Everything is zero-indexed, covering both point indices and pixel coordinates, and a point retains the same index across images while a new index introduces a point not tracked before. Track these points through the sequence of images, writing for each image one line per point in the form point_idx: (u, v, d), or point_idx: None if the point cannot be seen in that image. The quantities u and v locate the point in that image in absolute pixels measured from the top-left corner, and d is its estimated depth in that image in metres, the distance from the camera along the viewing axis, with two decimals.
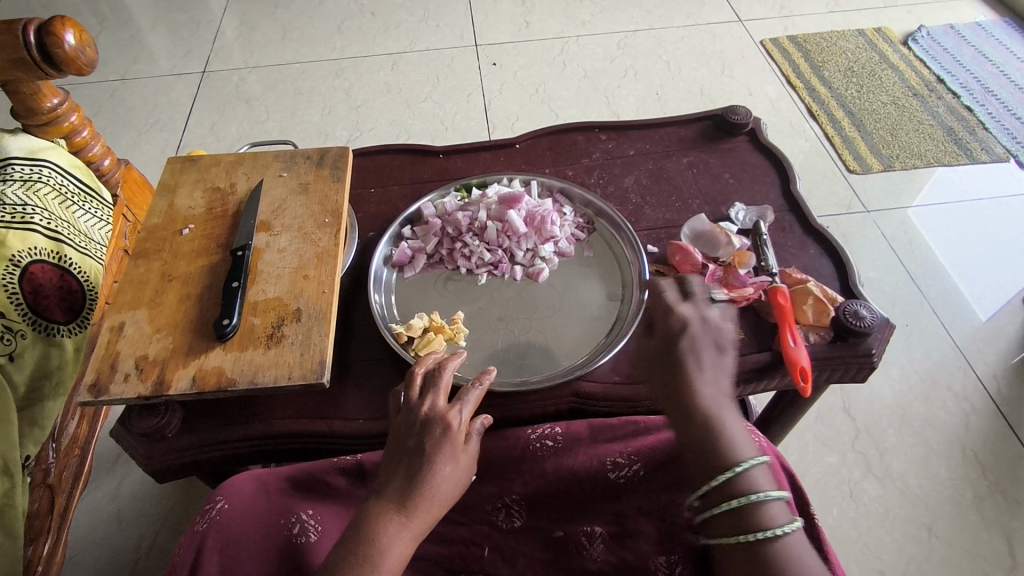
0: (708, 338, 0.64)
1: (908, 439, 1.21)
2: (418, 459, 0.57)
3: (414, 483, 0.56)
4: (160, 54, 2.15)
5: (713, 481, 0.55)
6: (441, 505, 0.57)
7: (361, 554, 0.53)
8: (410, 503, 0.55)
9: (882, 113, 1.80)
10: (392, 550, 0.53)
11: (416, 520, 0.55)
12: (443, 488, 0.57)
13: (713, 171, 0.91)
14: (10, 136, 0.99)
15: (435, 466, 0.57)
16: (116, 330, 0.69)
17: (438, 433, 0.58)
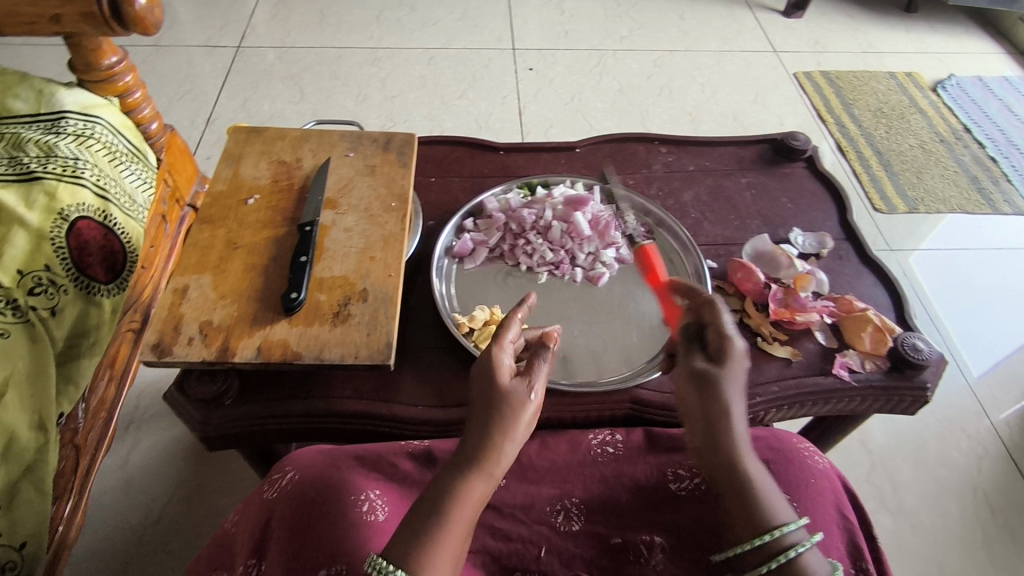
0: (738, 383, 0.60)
1: (922, 476, 1.22)
2: (474, 415, 0.55)
3: (473, 438, 0.53)
4: (195, 25, 2.14)
5: (752, 541, 0.52)
6: (509, 458, 0.54)
7: (430, 511, 0.49)
8: (469, 460, 0.52)
9: (910, 156, 1.83)
10: (460, 508, 0.50)
11: (485, 474, 0.52)
12: (508, 434, 0.53)
13: (772, 195, 0.92)
14: (64, 89, 0.97)
15: (489, 418, 0.53)
16: (180, 293, 0.69)
17: (484, 385, 0.55)
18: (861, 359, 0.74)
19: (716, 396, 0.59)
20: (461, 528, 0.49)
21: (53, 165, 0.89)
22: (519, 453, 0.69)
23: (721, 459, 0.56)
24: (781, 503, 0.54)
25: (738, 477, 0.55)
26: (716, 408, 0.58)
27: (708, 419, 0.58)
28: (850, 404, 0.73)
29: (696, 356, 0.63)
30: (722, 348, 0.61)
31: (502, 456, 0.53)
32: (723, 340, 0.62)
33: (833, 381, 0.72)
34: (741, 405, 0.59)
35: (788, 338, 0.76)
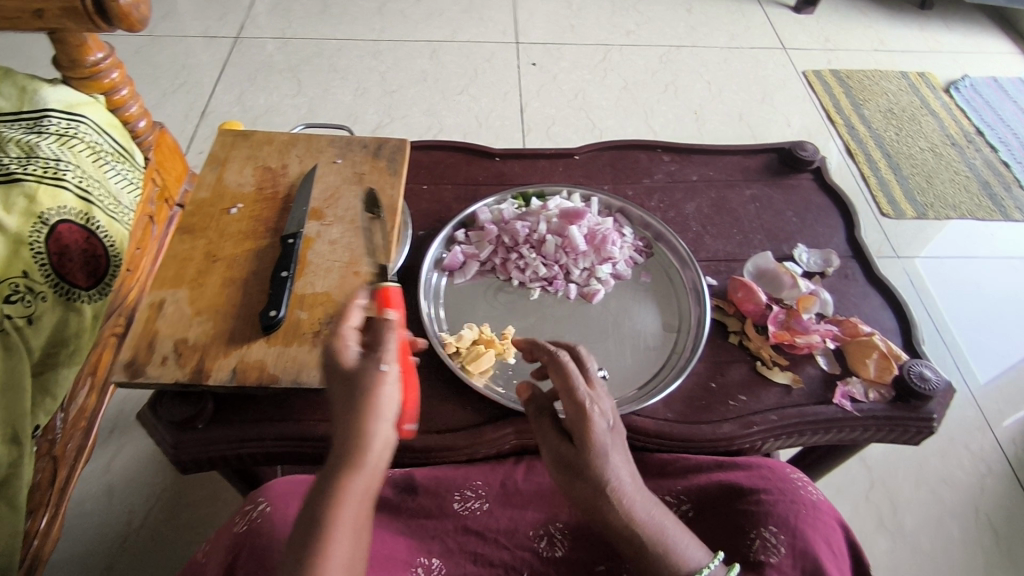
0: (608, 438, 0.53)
1: (922, 495, 1.20)
2: (332, 402, 0.49)
3: (337, 426, 0.47)
4: (193, 14, 2.10)
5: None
6: (383, 437, 0.47)
7: (313, 514, 0.44)
8: (339, 452, 0.46)
9: (920, 159, 1.78)
10: (341, 505, 0.44)
11: (357, 462, 0.45)
12: (371, 411, 0.47)
13: (777, 208, 0.88)
14: (48, 86, 0.95)
15: (344, 401, 0.48)
16: (155, 308, 0.66)
17: (333, 374, 0.49)
18: (865, 387, 0.71)
19: (586, 470, 0.52)
20: (349, 524, 0.44)
21: (33, 166, 0.86)
22: (505, 478, 0.67)
23: (611, 531, 0.51)
24: (689, 543, 0.51)
25: (636, 543, 0.50)
26: (588, 483, 0.52)
27: (585, 499, 0.52)
28: (851, 433, 0.70)
29: (552, 429, 0.55)
30: (575, 417, 0.54)
31: (371, 439, 0.46)
32: (575, 406, 0.54)
33: (834, 411, 0.69)
34: (619, 470, 0.52)
35: (788, 363, 0.73)
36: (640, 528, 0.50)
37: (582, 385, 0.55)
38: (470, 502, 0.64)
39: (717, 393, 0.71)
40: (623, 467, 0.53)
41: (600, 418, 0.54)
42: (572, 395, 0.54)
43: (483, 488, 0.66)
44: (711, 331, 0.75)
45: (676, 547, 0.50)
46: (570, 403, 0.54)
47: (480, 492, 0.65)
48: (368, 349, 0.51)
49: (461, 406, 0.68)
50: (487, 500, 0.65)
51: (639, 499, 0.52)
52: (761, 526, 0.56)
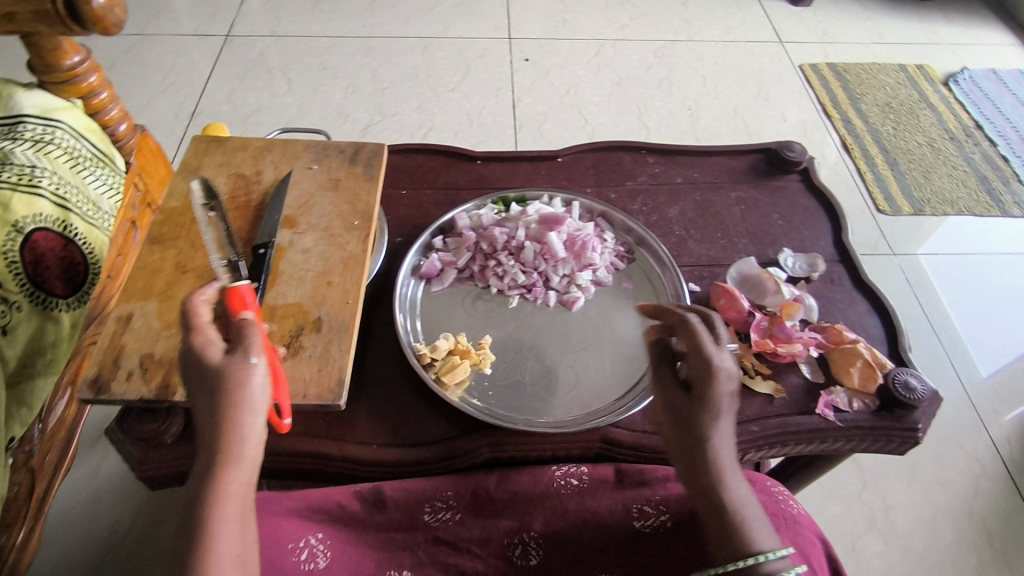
0: (724, 405, 0.58)
1: (915, 496, 1.18)
2: (197, 399, 0.50)
3: (204, 423, 0.49)
4: (183, 12, 2.08)
5: (726, 565, 0.52)
6: (255, 430, 0.50)
7: (196, 510, 0.48)
8: (211, 450, 0.48)
9: (918, 154, 1.75)
10: (220, 501, 0.48)
11: (229, 459, 0.48)
12: (240, 409, 0.49)
13: (762, 211, 0.86)
14: (24, 91, 0.93)
15: (210, 401, 0.49)
16: (123, 322, 0.65)
17: (195, 372, 0.50)
18: (848, 397, 0.69)
19: (696, 431, 0.57)
20: (232, 517, 0.48)
21: (8, 174, 0.85)
22: (477, 485, 0.65)
23: (698, 485, 0.57)
24: (762, 528, 0.54)
25: (716, 505, 0.55)
26: (692, 436, 0.57)
27: (685, 448, 0.58)
28: (834, 443, 0.69)
29: (671, 378, 0.60)
30: (699, 372, 0.57)
31: (239, 436, 0.49)
32: (702, 361, 0.57)
33: (817, 421, 0.68)
34: (721, 430, 0.58)
35: (771, 371, 0.71)
36: (724, 492, 0.56)
37: (712, 346, 0.58)
38: (441, 513, 0.63)
39: None
40: (725, 427, 0.58)
41: (726, 378, 0.57)
42: (699, 353, 0.58)
43: (454, 497, 0.64)
44: None
45: (750, 519, 0.55)
46: (697, 359, 0.57)
47: (451, 502, 0.63)
48: (230, 351, 0.51)
49: (435, 418, 0.67)
50: (459, 510, 0.64)
51: (732, 466, 0.57)
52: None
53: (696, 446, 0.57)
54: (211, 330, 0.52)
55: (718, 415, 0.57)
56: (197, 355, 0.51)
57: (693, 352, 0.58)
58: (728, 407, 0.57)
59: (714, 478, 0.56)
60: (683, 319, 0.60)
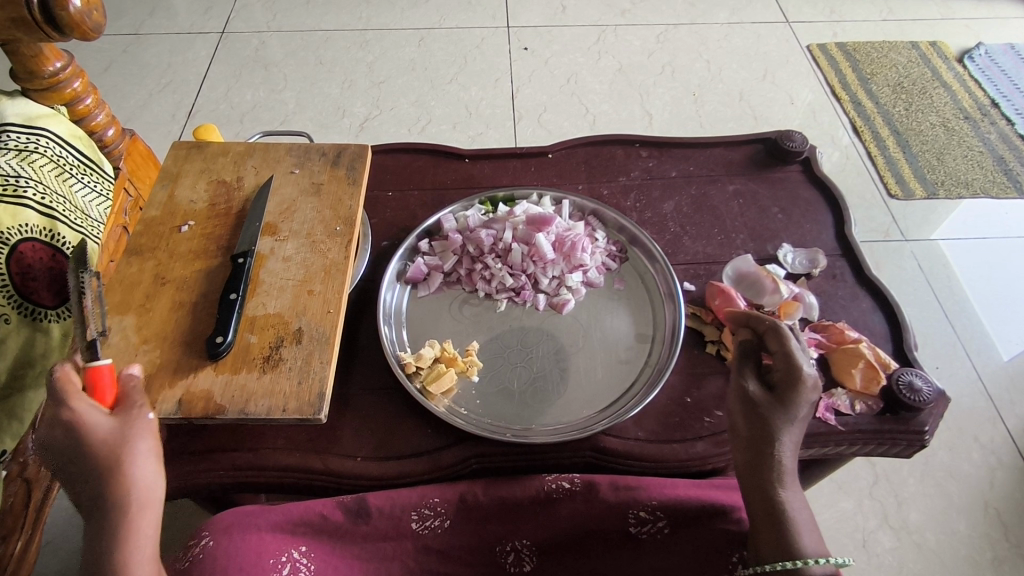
0: (803, 414, 0.58)
1: (929, 490, 1.14)
2: (81, 461, 0.50)
3: (96, 482, 0.50)
4: (179, 11, 2.06)
5: (780, 564, 0.51)
6: (152, 477, 0.52)
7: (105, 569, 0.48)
8: (111, 503, 0.50)
9: (931, 135, 1.69)
10: (135, 547, 0.49)
11: (138, 505, 0.50)
12: (140, 459, 0.51)
13: (761, 204, 0.83)
14: (8, 99, 0.93)
15: (99, 462, 0.50)
16: (101, 337, 0.64)
17: (72, 441, 0.51)
18: (850, 400, 0.66)
19: (771, 430, 0.56)
20: (148, 561, 0.50)
21: None
22: (464, 491, 0.61)
23: (760, 482, 0.55)
24: (813, 534, 0.53)
25: (773, 504, 0.54)
26: (765, 433, 0.56)
27: (753, 442, 0.56)
28: (837, 448, 0.66)
29: (754, 377, 0.60)
30: (789, 374, 0.58)
31: (143, 483, 0.51)
32: (791, 364, 0.58)
33: (816, 425, 0.65)
34: (793, 435, 0.57)
35: None
36: (783, 493, 0.54)
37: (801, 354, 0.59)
38: (428, 521, 0.59)
39: (692, 409, 0.67)
40: (795, 432, 0.57)
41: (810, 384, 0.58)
42: (792, 356, 0.58)
43: (441, 505, 0.60)
44: (687, 342, 0.71)
45: (803, 523, 0.53)
46: (787, 362, 0.58)
47: (439, 509, 0.59)
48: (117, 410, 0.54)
49: (421, 428, 0.65)
50: (448, 516, 0.60)
51: (793, 472, 0.56)
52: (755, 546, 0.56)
53: (767, 447, 0.55)
54: (85, 395, 0.53)
55: (798, 419, 0.57)
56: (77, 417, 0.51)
57: (789, 353, 0.58)
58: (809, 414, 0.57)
59: (777, 478, 0.55)
60: (775, 324, 0.61)
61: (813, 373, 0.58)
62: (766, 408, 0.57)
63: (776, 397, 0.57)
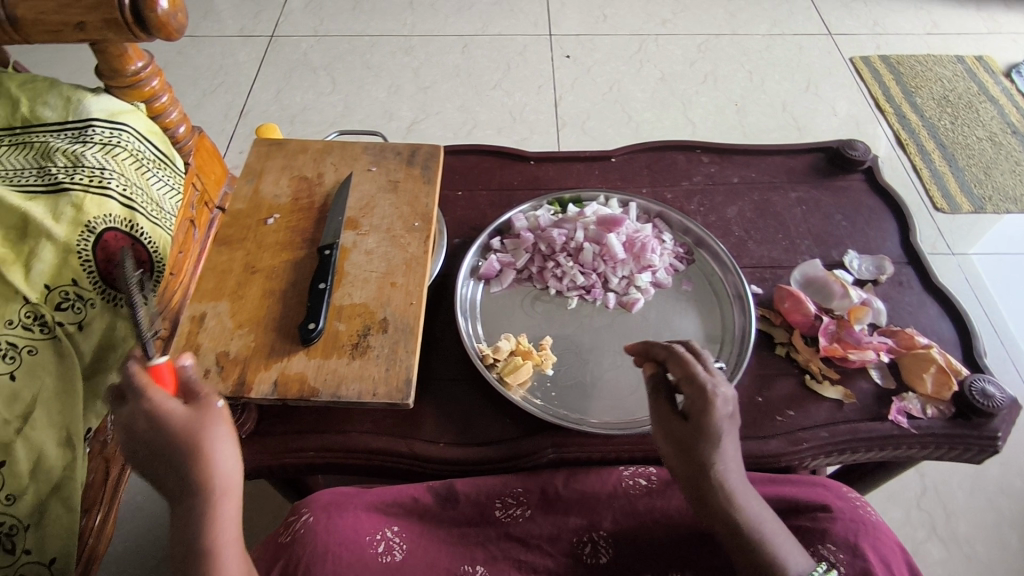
0: (729, 429, 0.58)
1: (980, 504, 1.12)
2: (165, 453, 0.51)
3: (181, 473, 0.51)
4: (230, 14, 2.13)
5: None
6: (230, 463, 0.53)
7: (193, 553, 0.51)
8: (198, 493, 0.51)
9: (978, 149, 1.69)
10: (225, 534, 0.52)
11: (223, 493, 0.52)
12: (222, 447, 0.53)
13: (824, 211, 0.84)
14: (92, 95, 0.90)
15: (184, 453, 0.51)
16: (197, 321, 0.67)
17: (154, 433, 0.51)
18: (922, 403, 0.67)
19: (699, 459, 0.56)
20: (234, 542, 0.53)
21: (80, 175, 0.82)
22: (545, 484, 0.64)
23: (712, 509, 0.56)
24: (789, 543, 0.54)
25: (737, 526, 0.54)
26: (696, 464, 0.56)
27: (691, 476, 0.57)
28: (907, 451, 0.67)
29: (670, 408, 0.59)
30: (698, 400, 0.57)
31: (225, 470, 0.53)
32: (703, 388, 0.57)
33: (889, 428, 0.66)
34: (727, 450, 0.57)
35: (839, 376, 0.70)
36: (737, 513, 0.55)
37: (704, 373, 0.58)
38: (512, 509, 0.62)
39: (764, 408, 0.68)
40: (730, 447, 0.57)
41: (723, 401, 0.57)
42: (694, 380, 0.57)
43: (523, 494, 0.63)
44: (757, 343, 0.73)
45: (774, 538, 0.54)
46: (692, 388, 0.57)
47: (521, 499, 0.62)
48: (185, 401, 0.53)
49: (499, 417, 0.68)
50: (530, 507, 0.63)
51: (744, 486, 0.57)
52: (818, 543, 0.56)
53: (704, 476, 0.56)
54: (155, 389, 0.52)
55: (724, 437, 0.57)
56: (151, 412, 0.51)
57: (690, 380, 0.57)
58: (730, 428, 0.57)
59: (726, 499, 0.55)
60: (672, 350, 0.60)
61: (719, 387, 0.57)
62: (690, 439, 0.57)
63: (694, 427, 0.57)
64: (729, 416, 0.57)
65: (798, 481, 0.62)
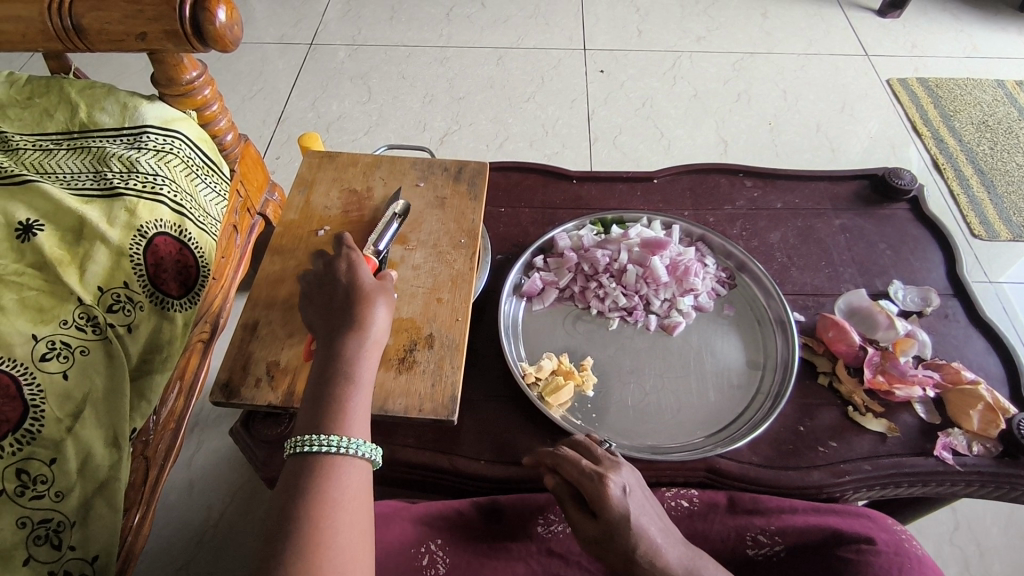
0: (643, 507, 0.55)
1: (1016, 541, 1.07)
2: (344, 296, 0.62)
3: (350, 311, 0.61)
4: (270, 22, 2.17)
5: None
6: (384, 325, 0.62)
7: (336, 373, 0.57)
8: (356, 329, 0.60)
9: (1017, 177, 1.66)
10: (363, 372, 0.58)
11: (374, 342, 0.60)
12: (384, 309, 0.62)
13: (869, 240, 0.84)
14: (148, 102, 0.92)
15: (358, 296, 0.62)
16: (249, 329, 0.69)
17: (345, 281, 0.63)
18: (968, 440, 0.67)
19: (622, 549, 0.52)
20: (366, 386, 0.58)
21: (134, 181, 0.84)
22: None
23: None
24: None
25: None
26: (621, 553, 0.52)
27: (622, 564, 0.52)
28: (951, 487, 0.66)
29: (577, 509, 0.56)
30: (593, 493, 0.54)
31: (380, 327, 0.61)
32: (592, 479, 0.55)
33: (934, 463, 0.65)
34: (652, 533, 0.53)
35: (883, 409, 0.69)
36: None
37: (588, 463, 0.57)
38: (553, 525, 0.62)
39: (805, 438, 0.68)
40: (653, 526, 0.53)
41: (613, 485, 0.54)
42: (583, 473, 0.56)
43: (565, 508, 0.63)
44: (799, 371, 0.73)
45: None
46: (584, 480, 0.55)
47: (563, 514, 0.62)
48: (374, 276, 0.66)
49: (539, 435, 0.68)
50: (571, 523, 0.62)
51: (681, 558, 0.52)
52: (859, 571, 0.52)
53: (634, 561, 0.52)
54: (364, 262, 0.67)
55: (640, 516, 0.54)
56: (350, 259, 0.64)
57: (580, 478, 0.56)
58: (636, 506, 0.54)
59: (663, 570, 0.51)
60: (555, 455, 0.58)
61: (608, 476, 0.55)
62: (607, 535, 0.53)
63: (604, 527, 0.53)
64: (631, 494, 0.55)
65: (835, 515, 0.60)
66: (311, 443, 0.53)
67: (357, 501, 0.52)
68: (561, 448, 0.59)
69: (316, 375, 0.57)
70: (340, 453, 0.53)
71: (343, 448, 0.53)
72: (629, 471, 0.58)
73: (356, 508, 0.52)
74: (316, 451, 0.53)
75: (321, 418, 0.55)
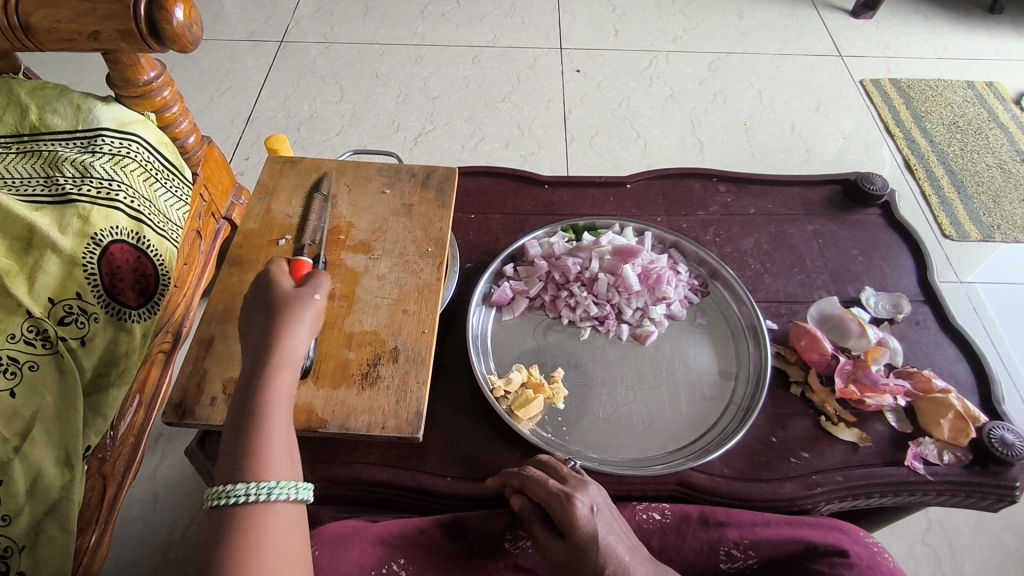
0: (612, 526, 0.54)
1: (985, 540, 1.07)
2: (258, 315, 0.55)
3: (261, 331, 0.54)
4: (239, 19, 2.12)
5: None
6: (299, 339, 0.54)
7: (240, 404, 0.51)
8: (262, 352, 0.52)
9: (986, 177, 1.68)
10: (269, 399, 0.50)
11: (280, 363, 0.52)
12: (294, 325, 0.54)
13: (841, 246, 0.84)
14: (103, 103, 0.88)
15: (266, 314, 0.54)
16: (205, 344, 0.66)
17: (259, 298, 0.56)
18: (939, 449, 0.66)
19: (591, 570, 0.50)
20: (276, 416, 0.50)
21: (88, 186, 0.79)
22: None
23: None
24: None
25: None
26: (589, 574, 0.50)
27: None
28: (922, 497, 0.65)
29: (544, 531, 0.54)
30: (560, 513, 0.53)
31: (289, 346, 0.53)
32: (561, 499, 0.54)
33: (905, 473, 0.65)
34: (619, 550, 0.51)
35: (855, 418, 0.69)
36: None
37: (554, 483, 0.55)
38: (521, 540, 0.61)
39: (777, 449, 0.67)
40: (621, 545, 0.52)
41: (581, 505, 0.53)
42: (548, 491, 0.55)
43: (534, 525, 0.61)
44: (771, 381, 0.72)
45: None
46: (549, 499, 0.54)
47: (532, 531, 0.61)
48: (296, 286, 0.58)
49: (509, 449, 0.67)
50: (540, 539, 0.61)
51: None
52: None
53: None
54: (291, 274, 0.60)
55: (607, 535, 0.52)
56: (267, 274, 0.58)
57: (546, 497, 0.54)
58: (602, 524, 0.53)
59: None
60: (522, 475, 0.57)
61: (575, 493, 0.54)
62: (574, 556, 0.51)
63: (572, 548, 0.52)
64: (598, 513, 0.53)
65: (808, 527, 0.59)
66: (222, 496, 0.47)
67: (292, 530, 0.48)
68: (528, 468, 0.58)
69: (236, 390, 0.52)
70: (254, 501, 0.46)
71: (256, 495, 0.46)
72: (595, 489, 0.56)
73: (290, 537, 0.48)
74: (230, 504, 0.46)
75: (225, 456, 0.49)
